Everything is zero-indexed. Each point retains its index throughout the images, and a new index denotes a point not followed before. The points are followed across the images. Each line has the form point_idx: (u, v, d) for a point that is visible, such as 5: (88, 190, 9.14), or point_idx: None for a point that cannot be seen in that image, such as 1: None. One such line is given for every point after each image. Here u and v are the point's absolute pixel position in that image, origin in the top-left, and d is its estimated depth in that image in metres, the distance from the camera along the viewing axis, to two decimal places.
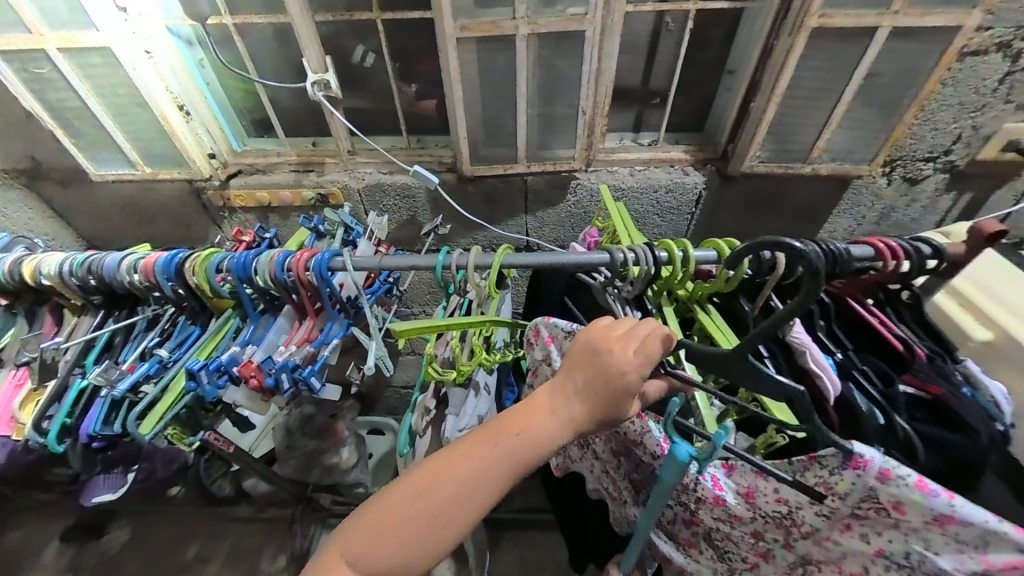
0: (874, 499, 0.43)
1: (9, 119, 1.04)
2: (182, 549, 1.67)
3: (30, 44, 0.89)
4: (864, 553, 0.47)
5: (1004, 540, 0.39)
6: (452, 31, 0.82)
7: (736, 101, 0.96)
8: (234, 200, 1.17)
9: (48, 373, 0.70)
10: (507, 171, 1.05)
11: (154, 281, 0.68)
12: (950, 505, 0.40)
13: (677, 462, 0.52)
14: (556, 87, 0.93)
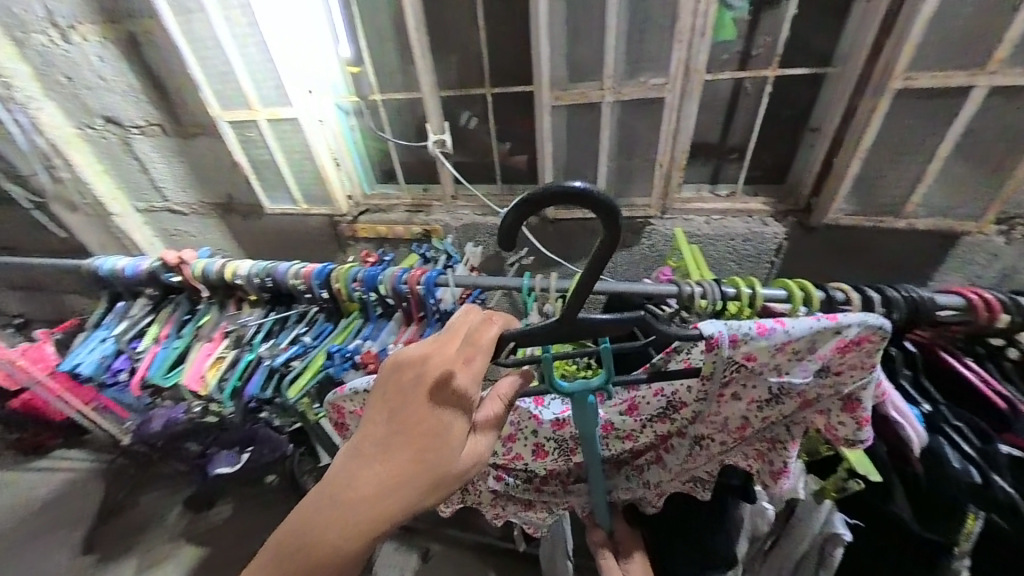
0: (731, 357, 0.51)
1: (220, 168, 1.44)
2: (266, 535, 1.86)
3: (248, 116, 1.24)
4: (739, 409, 0.56)
5: (826, 331, 0.49)
6: (548, 100, 0.99)
7: (818, 156, 0.98)
8: (360, 231, 1.44)
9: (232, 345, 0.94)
10: (586, 215, 1.17)
11: (309, 285, 0.89)
12: (786, 331, 0.48)
13: (586, 402, 0.57)
14: (634, 144, 1.05)
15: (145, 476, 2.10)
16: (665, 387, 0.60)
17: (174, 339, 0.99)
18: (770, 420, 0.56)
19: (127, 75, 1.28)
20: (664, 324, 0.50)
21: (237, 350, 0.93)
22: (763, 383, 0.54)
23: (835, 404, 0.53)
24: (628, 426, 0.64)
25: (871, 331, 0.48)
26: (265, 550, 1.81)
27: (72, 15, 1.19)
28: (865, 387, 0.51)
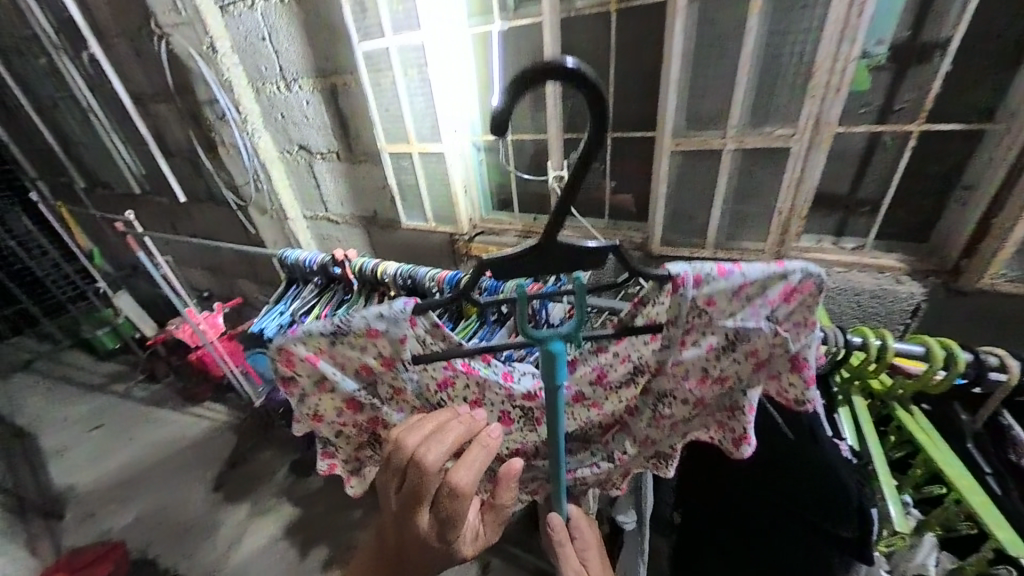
0: (699, 312, 0.60)
1: (367, 187, 1.72)
2: (348, 512, 2.05)
3: (405, 148, 1.47)
4: (700, 357, 0.65)
5: (775, 278, 0.56)
6: (669, 144, 1.07)
7: (973, 216, 0.91)
8: (473, 250, 1.63)
9: None
10: (694, 254, 1.20)
11: (441, 287, 1.06)
12: (741, 273, 0.56)
13: (557, 349, 0.59)
14: (753, 191, 1.07)
15: (263, 438, 2.47)
16: (630, 352, 0.69)
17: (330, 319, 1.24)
18: (727, 386, 0.68)
19: (321, 115, 1.60)
20: (648, 268, 0.55)
21: None
22: (721, 331, 0.62)
23: (791, 377, 0.63)
24: (597, 395, 0.75)
25: (812, 282, 0.57)
26: (347, 524, 2.00)
27: (294, 70, 1.51)
28: (806, 348, 0.60)
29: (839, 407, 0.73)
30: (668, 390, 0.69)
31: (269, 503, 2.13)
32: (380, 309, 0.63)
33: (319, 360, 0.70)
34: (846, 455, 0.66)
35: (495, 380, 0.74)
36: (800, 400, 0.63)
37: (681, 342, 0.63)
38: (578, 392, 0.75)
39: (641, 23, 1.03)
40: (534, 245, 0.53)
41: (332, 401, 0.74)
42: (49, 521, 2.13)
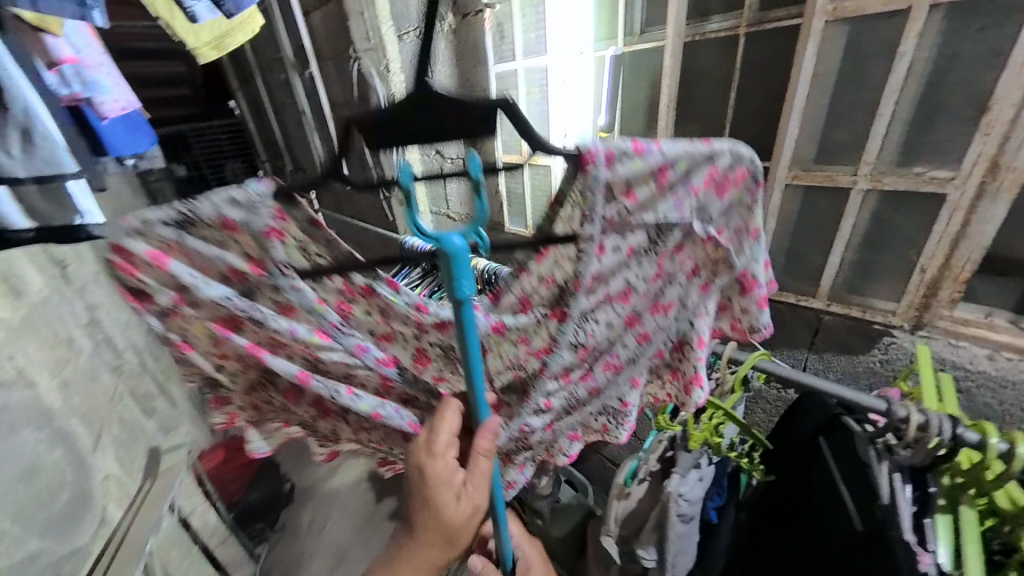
0: (619, 206, 0.53)
1: None
2: None
3: (516, 158, 1.60)
4: (629, 269, 0.62)
5: (700, 159, 0.53)
6: (784, 176, 0.96)
7: None
8: None
9: None
10: (800, 301, 1.07)
11: None
12: (661, 152, 0.50)
13: (452, 243, 0.47)
14: (888, 240, 0.91)
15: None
16: (552, 273, 0.60)
17: None
18: (673, 314, 0.69)
19: None
20: (554, 135, 0.49)
21: None
22: (654, 231, 0.59)
23: (736, 299, 0.68)
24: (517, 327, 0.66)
25: (745, 168, 0.56)
26: None
27: None
28: (755, 262, 0.62)
29: (937, 514, 0.58)
30: (592, 311, 0.65)
31: None
32: (232, 193, 0.59)
33: (172, 258, 0.64)
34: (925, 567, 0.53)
35: (401, 304, 0.70)
36: (753, 328, 0.69)
37: (598, 244, 0.56)
38: (500, 322, 0.66)
39: (771, 45, 0.98)
40: (407, 102, 0.55)
41: (201, 318, 0.74)
42: None
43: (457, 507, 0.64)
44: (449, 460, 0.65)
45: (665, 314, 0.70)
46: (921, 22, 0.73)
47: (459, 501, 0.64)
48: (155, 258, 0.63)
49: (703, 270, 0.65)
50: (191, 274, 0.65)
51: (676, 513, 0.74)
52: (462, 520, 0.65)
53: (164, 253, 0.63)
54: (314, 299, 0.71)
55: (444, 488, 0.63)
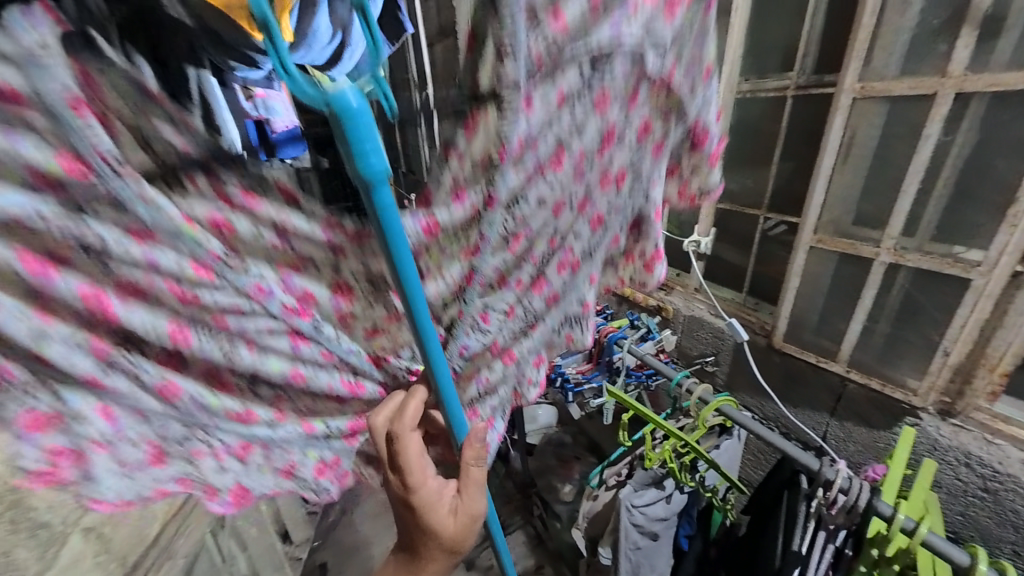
0: (543, 32, 0.36)
1: None
2: None
3: None
4: (592, 128, 0.44)
5: None
6: (807, 239, 1.00)
7: None
8: None
9: None
10: (819, 363, 1.05)
11: None
12: None
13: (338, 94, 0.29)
14: (912, 317, 0.88)
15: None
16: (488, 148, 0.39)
17: None
18: (640, 193, 0.52)
19: None
20: None
21: None
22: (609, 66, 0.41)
23: (688, 157, 0.53)
24: (448, 248, 0.45)
25: None
26: None
27: None
28: (706, 106, 0.48)
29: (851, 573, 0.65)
30: (538, 199, 0.45)
31: None
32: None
33: (91, 165, 0.29)
34: None
35: (300, 219, 0.38)
36: (703, 193, 0.55)
37: (527, 95, 0.37)
38: (434, 221, 0.42)
39: (812, 110, 1.05)
40: None
41: None
42: None
43: (454, 524, 0.51)
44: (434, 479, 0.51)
45: (619, 189, 0.51)
46: (945, 108, 0.75)
47: (454, 513, 0.51)
48: (90, 348, 0.34)
49: (664, 118, 0.48)
50: (123, 361, 0.36)
51: (629, 522, 0.83)
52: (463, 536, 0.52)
53: (117, 346, 0.36)
54: (180, 219, 0.33)
55: (434, 508, 0.50)
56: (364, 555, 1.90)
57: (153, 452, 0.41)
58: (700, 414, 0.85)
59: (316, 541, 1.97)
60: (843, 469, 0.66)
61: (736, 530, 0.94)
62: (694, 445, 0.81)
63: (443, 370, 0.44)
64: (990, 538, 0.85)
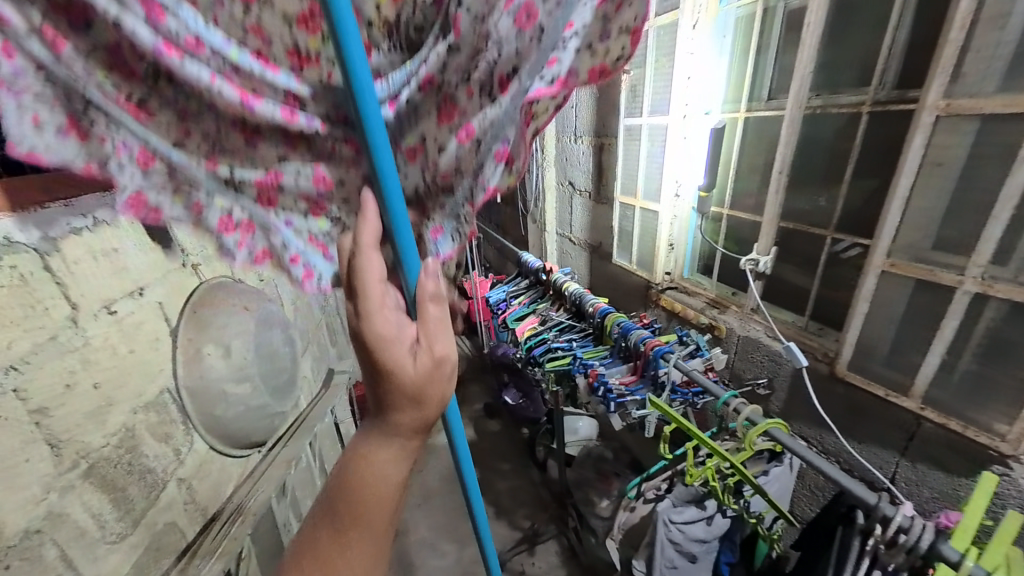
0: None
1: (599, 223, 2.12)
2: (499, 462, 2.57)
3: (632, 201, 1.79)
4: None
5: None
6: (879, 262, 0.95)
7: None
8: (660, 301, 1.73)
9: (544, 322, 1.59)
10: (889, 397, 0.97)
11: (595, 312, 1.38)
12: None
13: None
14: (1001, 353, 0.80)
15: (478, 375, 3.16)
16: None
17: (527, 306, 1.75)
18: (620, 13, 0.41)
19: (589, 163, 2.08)
20: None
21: (546, 323, 1.57)
22: None
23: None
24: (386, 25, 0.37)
25: None
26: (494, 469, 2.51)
27: (583, 130, 2.06)
28: None
29: None
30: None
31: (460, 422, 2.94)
32: None
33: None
34: None
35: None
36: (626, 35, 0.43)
37: None
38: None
39: (889, 128, 1.00)
40: None
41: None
42: None
43: (417, 364, 0.44)
44: (391, 312, 0.44)
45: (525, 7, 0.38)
46: None
47: (415, 353, 0.44)
48: (39, 32, 0.33)
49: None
50: (75, 71, 0.35)
51: (665, 537, 0.82)
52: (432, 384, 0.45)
53: (88, 60, 0.35)
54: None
55: (393, 348, 0.43)
56: (404, 542, 2.00)
57: (108, 165, 0.38)
58: (747, 435, 0.83)
59: None
60: (917, 516, 0.61)
61: (783, 564, 0.88)
62: (739, 466, 0.79)
63: (394, 189, 0.39)
64: None
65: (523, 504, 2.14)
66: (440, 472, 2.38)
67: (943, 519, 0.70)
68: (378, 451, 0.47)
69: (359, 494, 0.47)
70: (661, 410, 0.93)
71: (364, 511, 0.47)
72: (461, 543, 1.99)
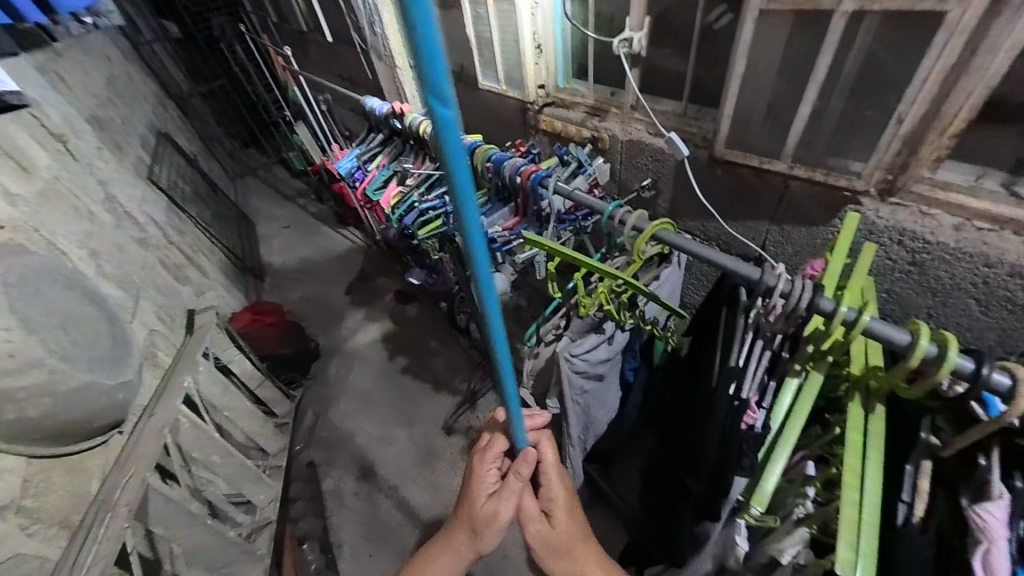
0: None
1: (454, 37, 1.64)
2: (426, 340, 2.29)
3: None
4: None
5: None
6: (757, 1, 0.79)
7: None
8: (541, 123, 1.48)
9: (412, 181, 1.29)
10: (763, 166, 0.93)
11: (460, 153, 1.12)
12: None
13: None
14: (872, 85, 0.73)
15: (381, 265, 2.85)
16: None
17: (386, 168, 1.42)
18: None
19: None
20: None
21: (413, 183, 1.28)
22: None
23: None
24: None
25: None
26: (425, 349, 2.24)
27: None
28: None
29: (788, 382, 0.57)
30: None
31: (371, 315, 2.51)
32: None
33: None
34: (747, 421, 0.57)
35: None
36: None
37: None
38: None
39: None
40: None
41: None
42: (258, 282, 2.89)
43: (485, 506, 0.73)
44: (491, 466, 0.75)
45: None
46: None
47: (489, 500, 0.74)
48: None
49: None
50: None
51: (570, 372, 0.77)
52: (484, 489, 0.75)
53: None
54: None
55: (478, 488, 0.75)
56: (353, 445, 1.90)
57: None
58: (634, 244, 0.74)
59: (299, 444, 1.93)
60: (812, 280, 0.54)
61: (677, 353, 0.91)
62: (631, 281, 0.71)
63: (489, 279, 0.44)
64: (909, 311, 0.86)
65: (463, 368, 2.10)
66: (372, 371, 2.21)
67: (813, 268, 0.66)
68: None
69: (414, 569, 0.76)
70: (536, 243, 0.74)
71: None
72: (410, 425, 1.93)
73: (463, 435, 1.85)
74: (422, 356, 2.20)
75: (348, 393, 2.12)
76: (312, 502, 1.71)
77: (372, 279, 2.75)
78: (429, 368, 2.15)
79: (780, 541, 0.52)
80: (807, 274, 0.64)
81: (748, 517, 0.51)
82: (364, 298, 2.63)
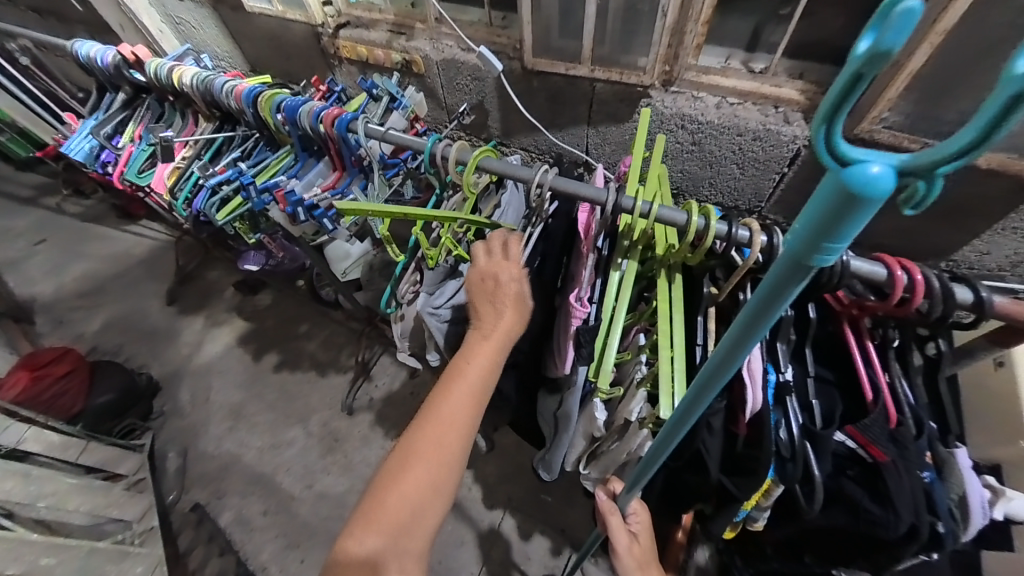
0: None
1: None
2: (295, 326, 2.04)
3: None
4: None
5: None
6: None
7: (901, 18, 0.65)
8: (342, 51, 1.25)
9: (187, 151, 1.01)
10: (569, 72, 0.96)
11: (241, 105, 0.89)
12: None
13: None
14: None
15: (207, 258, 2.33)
16: None
17: (145, 141, 1.08)
18: None
19: None
20: None
21: (191, 153, 1.01)
22: None
23: None
24: None
25: None
26: (295, 337, 2.01)
27: None
28: None
29: (613, 274, 0.65)
30: None
31: (214, 319, 2.11)
32: None
33: None
34: (579, 320, 0.65)
35: None
36: None
37: None
38: None
39: None
40: None
41: None
42: (24, 326, 2.14)
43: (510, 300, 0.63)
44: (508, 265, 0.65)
45: None
46: None
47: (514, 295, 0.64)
48: None
49: None
50: None
51: (438, 324, 0.77)
52: (503, 277, 0.64)
53: None
54: None
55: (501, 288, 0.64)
56: (244, 465, 1.71)
57: None
58: (463, 178, 0.71)
59: (172, 492, 1.65)
60: (615, 182, 0.59)
61: None
62: (471, 219, 0.70)
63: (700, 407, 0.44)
64: (699, 183, 1.04)
65: (347, 342, 1.95)
66: (239, 381, 1.92)
67: (620, 168, 0.73)
68: (451, 392, 0.58)
69: (422, 428, 0.57)
70: (358, 212, 0.66)
71: (424, 458, 0.56)
72: (305, 420, 1.79)
73: (366, 408, 1.80)
74: (294, 346, 1.98)
75: (215, 414, 1.84)
76: (211, 544, 1.53)
77: (199, 276, 2.26)
78: (306, 356, 1.95)
79: (628, 405, 0.64)
80: (616, 177, 0.71)
81: (603, 394, 0.62)
82: (199, 301, 2.18)
